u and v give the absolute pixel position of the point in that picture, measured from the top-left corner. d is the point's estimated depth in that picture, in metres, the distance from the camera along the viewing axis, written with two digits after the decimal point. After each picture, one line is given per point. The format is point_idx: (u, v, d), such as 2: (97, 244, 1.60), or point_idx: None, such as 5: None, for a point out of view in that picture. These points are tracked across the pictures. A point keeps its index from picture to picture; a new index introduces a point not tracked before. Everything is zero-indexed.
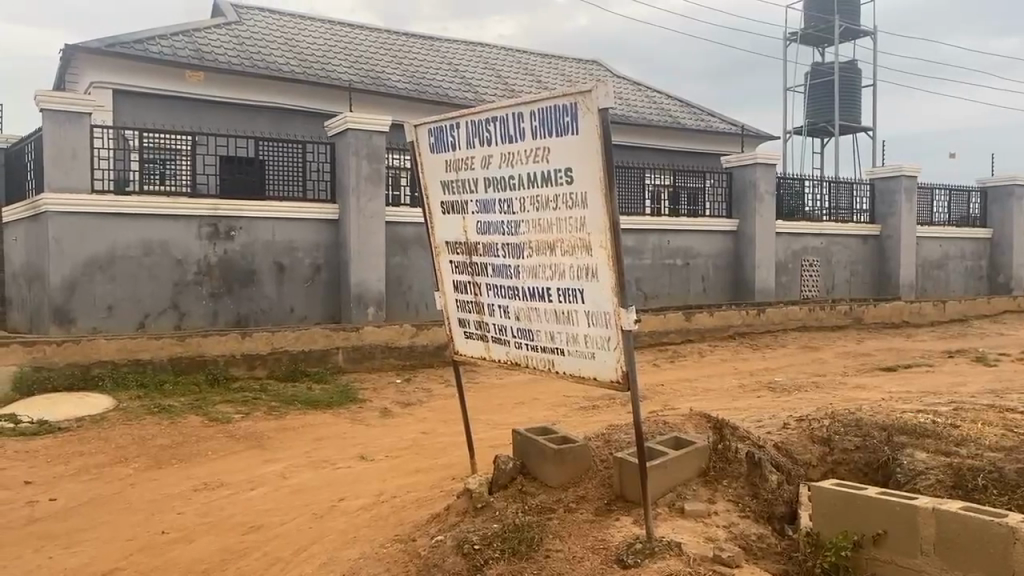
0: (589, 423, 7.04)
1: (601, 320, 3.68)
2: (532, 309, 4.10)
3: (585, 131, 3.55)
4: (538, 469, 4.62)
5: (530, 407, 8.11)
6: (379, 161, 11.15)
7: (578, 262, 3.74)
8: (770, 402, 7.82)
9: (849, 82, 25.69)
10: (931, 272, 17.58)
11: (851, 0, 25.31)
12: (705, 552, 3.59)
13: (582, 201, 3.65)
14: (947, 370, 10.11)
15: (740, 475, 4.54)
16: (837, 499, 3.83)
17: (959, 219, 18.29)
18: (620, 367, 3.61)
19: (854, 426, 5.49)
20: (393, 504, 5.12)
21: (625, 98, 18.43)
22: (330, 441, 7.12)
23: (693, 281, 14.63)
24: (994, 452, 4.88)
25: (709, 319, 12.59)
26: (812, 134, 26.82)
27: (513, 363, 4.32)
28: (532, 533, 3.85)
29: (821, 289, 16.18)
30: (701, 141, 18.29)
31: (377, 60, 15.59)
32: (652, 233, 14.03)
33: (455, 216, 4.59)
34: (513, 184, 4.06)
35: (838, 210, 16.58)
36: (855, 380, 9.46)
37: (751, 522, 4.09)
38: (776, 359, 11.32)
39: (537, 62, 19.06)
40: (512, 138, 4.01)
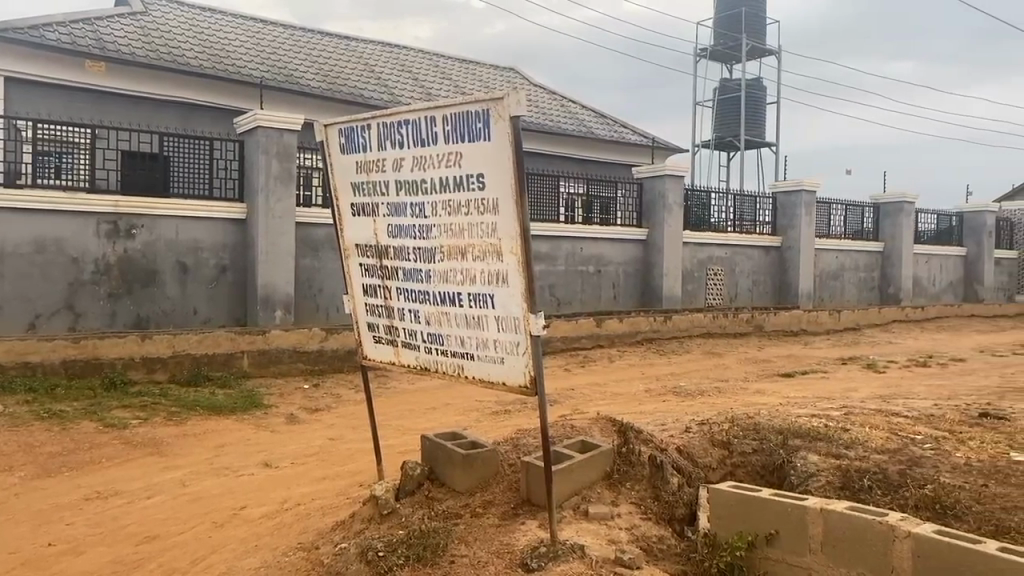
0: (500, 427, 7.06)
1: (511, 325, 3.70)
2: (443, 314, 4.09)
3: (497, 137, 3.58)
4: (446, 475, 4.60)
5: (442, 413, 8.08)
6: (290, 160, 10.92)
7: (489, 267, 3.75)
8: (675, 407, 8.04)
9: (754, 99, 26.66)
10: (827, 283, 18.42)
11: (757, 21, 26.34)
12: (608, 554, 3.66)
13: (493, 207, 3.67)
14: (840, 377, 10.61)
15: (643, 477, 4.63)
16: (734, 501, 3.98)
17: (853, 232, 19.25)
18: (528, 372, 3.64)
19: (753, 430, 5.70)
20: (297, 512, 5.00)
21: (539, 106, 18.64)
22: (233, 447, 6.91)
23: (605, 288, 14.89)
24: (880, 454, 5.16)
25: (619, 325, 12.83)
26: (719, 148, 27.75)
27: (423, 368, 4.29)
28: (436, 538, 3.85)
29: (725, 297, 16.72)
30: (614, 151, 18.67)
31: (290, 59, 15.25)
32: (565, 240, 14.21)
33: (366, 218, 4.54)
34: (425, 188, 4.04)
35: (742, 222, 17.20)
36: (755, 385, 9.82)
37: (653, 524, 4.18)
38: (681, 365, 11.62)
39: (454, 66, 19.07)
40: (425, 142, 3.99)
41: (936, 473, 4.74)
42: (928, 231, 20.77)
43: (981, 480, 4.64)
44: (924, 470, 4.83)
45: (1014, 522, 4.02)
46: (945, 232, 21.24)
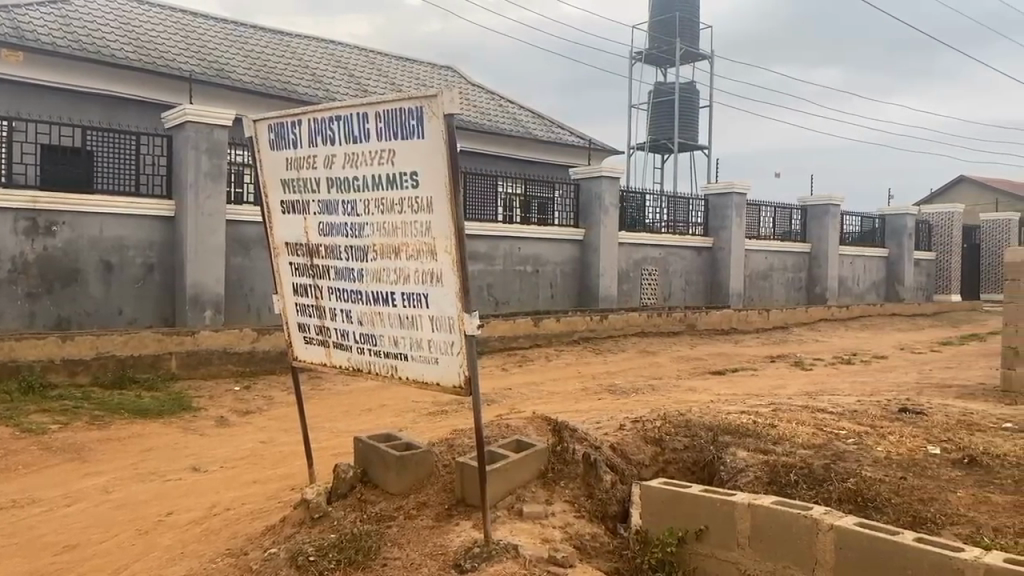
0: (436, 428, 7.01)
1: (445, 325, 3.67)
2: (375, 314, 4.03)
3: (430, 135, 3.55)
4: (379, 476, 4.55)
5: (377, 414, 7.99)
6: (221, 157, 10.65)
7: (423, 266, 3.72)
8: (610, 405, 8.13)
9: (688, 103, 27.17)
10: (757, 283, 18.90)
11: (691, 27, 26.85)
12: (541, 553, 3.67)
13: (427, 206, 3.63)
14: (769, 374, 10.90)
15: (578, 476, 4.66)
16: (665, 498, 4.03)
17: (781, 234, 19.80)
18: (463, 373, 3.62)
19: (684, 427, 5.80)
20: (225, 517, 4.87)
21: (477, 106, 18.60)
22: (160, 452, 6.69)
23: (542, 288, 14.95)
24: (805, 450, 5.30)
25: (556, 325, 12.90)
26: (653, 151, 28.19)
27: (355, 369, 4.23)
28: (369, 541, 3.81)
29: (659, 297, 16.99)
30: (551, 151, 18.75)
31: (221, 53, 14.86)
32: (503, 240, 14.22)
33: (296, 216, 4.45)
34: (357, 185, 3.98)
35: (676, 223, 17.51)
36: (688, 383, 10.01)
37: (586, 522, 4.21)
38: (616, 363, 11.75)
39: (390, 64, 18.88)
40: (357, 139, 3.93)
41: (859, 467, 4.90)
42: (852, 233, 21.51)
43: (900, 473, 4.81)
44: (847, 464, 4.98)
45: (931, 513, 4.18)
46: (868, 234, 22.01)
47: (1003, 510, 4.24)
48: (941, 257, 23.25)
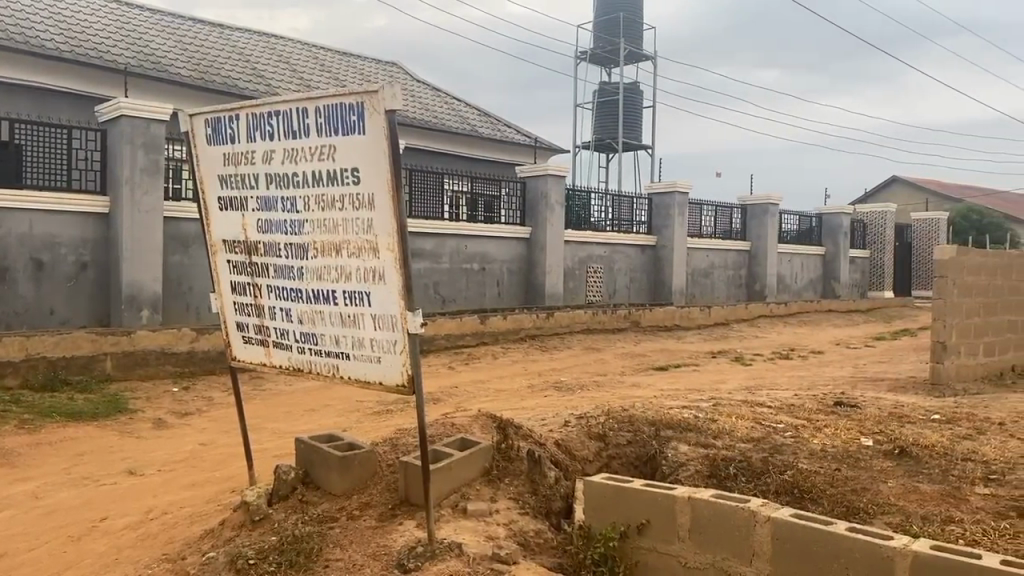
0: (381, 427, 6.95)
1: (388, 324, 3.64)
2: (316, 313, 3.98)
3: (371, 131, 3.51)
4: (321, 477, 4.49)
5: (320, 414, 7.88)
6: (158, 152, 10.38)
7: (364, 264, 3.68)
8: (555, 401, 8.17)
9: (631, 103, 27.48)
10: (699, 280, 19.23)
11: (634, 28, 27.16)
12: (484, 550, 3.67)
13: (369, 202, 3.60)
14: (711, 369, 11.09)
15: (522, 472, 4.67)
16: (608, 493, 4.08)
17: (722, 232, 20.18)
18: (406, 371, 3.59)
19: (627, 422, 5.87)
20: (162, 521, 4.75)
21: (422, 102, 18.49)
22: (94, 455, 6.49)
23: (489, 286, 14.94)
24: (744, 443, 5.42)
25: (503, 323, 12.91)
26: (598, 150, 28.41)
27: (295, 369, 4.16)
28: (311, 543, 3.76)
29: (605, 294, 17.13)
30: (497, 149, 18.75)
31: (158, 45, 14.46)
32: (449, 237, 14.16)
33: (234, 212, 4.35)
34: (296, 182, 3.92)
35: (620, 222, 17.70)
36: (632, 379, 10.13)
37: (529, 518, 4.22)
38: (562, 360, 11.82)
39: (334, 59, 18.63)
40: (296, 134, 3.87)
41: (796, 459, 5.02)
42: (790, 232, 22.04)
43: (835, 465, 4.95)
44: (784, 456, 5.11)
45: (863, 502, 4.31)
46: (805, 232, 22.57)
47: (931, 498, 4.40)
48: (874, 256, 23.97)
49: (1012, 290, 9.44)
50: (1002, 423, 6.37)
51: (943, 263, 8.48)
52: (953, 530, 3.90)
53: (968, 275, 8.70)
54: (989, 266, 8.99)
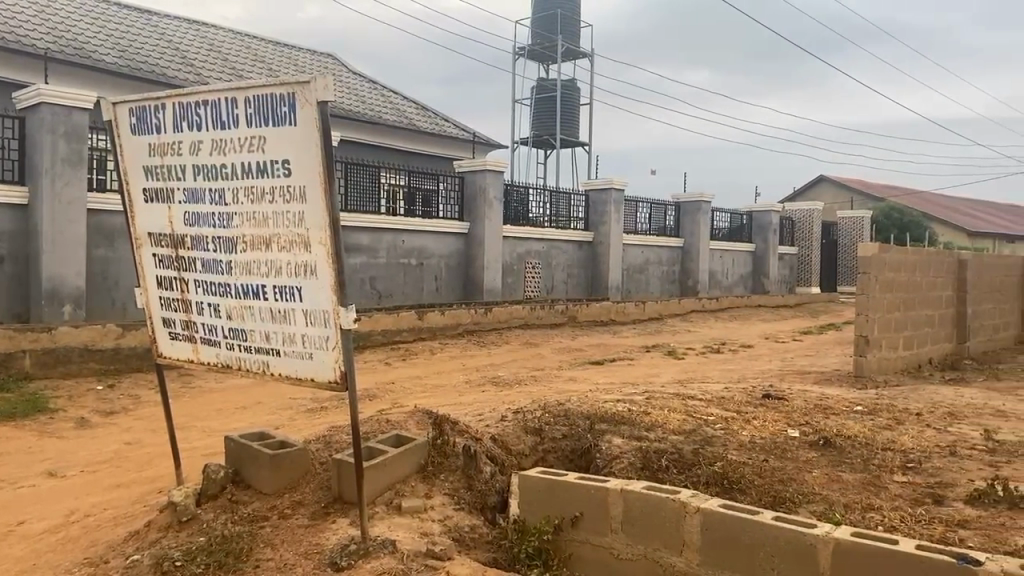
0: (314, 424, 6.85)
1: (319, 320, 3.58)
2: (245, 308, 3.89)
3: (302, 122, 3.45)
4: (252, 476, 4.40)
5: (252, 412, 7.72)
6: (81, 141, 9.98)
7: (295, 259, 3.61)
8: (493, 396, 8.19)
9: (568, 99, 27.67)
10: (634, 276, 19.50)
11: (572, 26, 27.36)
12: (419, 547, 3.65)
13: (300, 195, 3.53)
14: (645, 363, 11.27)
15: (456, 468, 4.66)
16: (542, 487, 4.11)
17: (657, 229, 20.51)
18: (338, 368, 3.55)
19: (563, 417, 5.92)
20: (84, 524, 4.58)
21: (358, 95, 18.25)
22: (12, 457, 6.22)
23: (426, 281, 14.85)
24: (676, 435, 5.52)
25: (441, 318, 12.88)
26: (536, 146, 28.51)
27: (224, 366, 4.07)
28: (240, 543, 3.68)
29: (543, 290, 17.23)
30: (435, 144, 18.64)
31: (81, 31, 13.91)
32: (386, 231, 14.02)
33: (159, 205, 4.22)
34: (225, 174, 3.82)
35: (557, 217, 17.80)
36: (569, 373, 10.23)
37: (464, 514, 4.21)
38: (499, 355, 11.84)
39: (267, 49, 18.23)
40: (224, 125, 3.78)
41: (726, 451, 5.14)
42: (721, 229, 22.53)
43: (762, 456, 5.09)
44: (714, 448, 5.22)
45: (789, 492, 4.42)
46: (736, 230, 23.09)
47: (852, 487, 4.56)
48: (801, 252, 24.71)
49: (930, 286, 9.85)
50: (919, 414, 6.65)
51: (866, 260, 8.78)
52: (872, 517, 4.04)
53: (890, 272, 9.03)
54: (909, 263, 9.35)
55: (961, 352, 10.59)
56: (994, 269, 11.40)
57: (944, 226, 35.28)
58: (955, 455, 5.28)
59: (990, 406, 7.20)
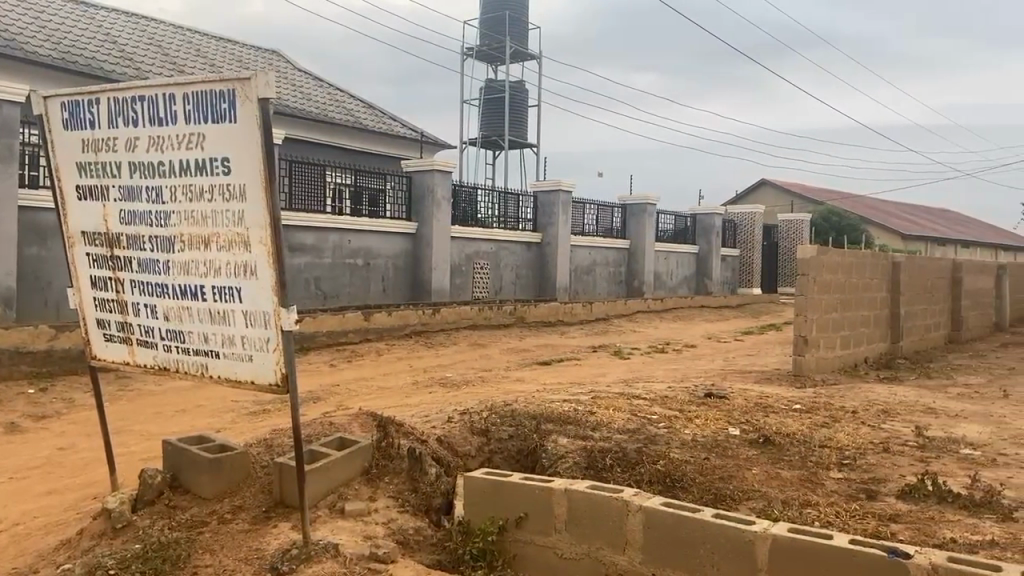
0: (257, 427, 6.73)
1: (260, 320, 3.52)
2: (183, 309, 3.80)
3: (242, 118, 3.39)
4: (190, 480, 4.31)
5: (193, 415, 7.54)
6: (12, 137, 9.63)
7: (235, 258, 3.54)
8: (440, 397, 8.16)
9: (516, 101, 27.75)
10: (581, 277, 19.64)
11: (520, 27, 27.43)
12: (361, 551, 3.61)
13: (240, 193, 3.46)
14: (592, 364, 11.36)
15: (402, 470, 4.64)
16: (485, 488, 4.11)
17: (604, 230, 20.69)
18: (279, 369, 3.49)
19: (509, 417, 5.93)
20: (13, 533, 4.41)
21: (304, 92, 18.00)
22: None
23: (373, 281, 14.70)
24: (621, 434, 5.58)
25: (388, 319, 12.78)
26: (484, 146, 28.50)
27: (161, 368, 3.96)
28: (177, 550, 3.59)
29: (491, 290, 17.22)
30: (381, 143, 18.47)
31: (12, 21, 13.42)
32: (331, 231, 13.85)
33: (93, 202, 4.09)
34: (162, 171, 3.73)
35: (506, 218, 17.82)
36: (516, 373, 10.26)
37: (409, 516, 4.18)
38: (447, 356, 11.80)
39: (210, 44, 17.84)
40: (162, 121, 3.68)
41: (668, 449, 5.22)
42: (666, 230, 22.85)
43: (704, 454, 5.17)
44: (657, 446, 5.29)
45: (730, 489, 4.50)
46: (681, 232, 23.44)
47: (790, 484, 4.66)
48: (743, 254, 25.22)
49: (866, 287, 10.15)
50: (855, 411, 6.85)
51: (805, 262, 9.00)
52: (809, 512, 4.14)
53: (827, 274, 9.26)
54: (846, 264, 9.62)
55: (895, 352, 10.94)
56: (925, 270, 11.80)
57: (879, 229, 36.41)
58: (888, 451, 5.45)
59: (921, 404, 7.45)
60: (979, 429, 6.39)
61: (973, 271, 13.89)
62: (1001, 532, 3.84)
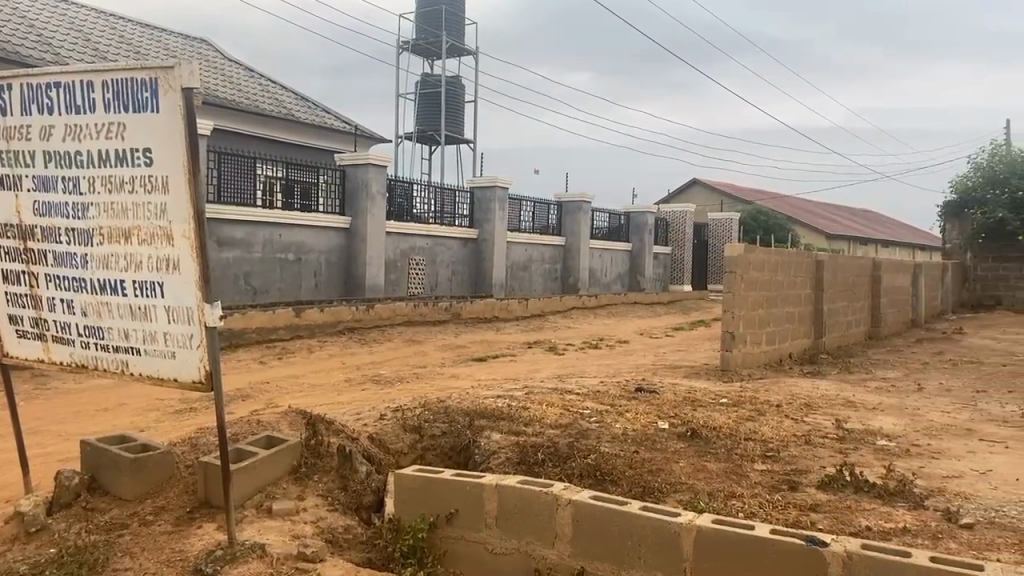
0: (182, 426, 6.54)
1: (183, 316, 3.42)
2: (103, 304, 3.67)
3: (166, 108, 3.30)
4: (109, 482, 4.17)
5: (115, 414, 7.28)
6: None
7: (156, 252, 3.44)
8: (373, 395, 8.08)
9: (453, 96, 27.65)
10: (517, 273, 19.70)
11: (456, 22, 27.29)
12: (290, 550, 3.56)
13: (162, 185, 3.36)
14: (527, 360, 11.40)
15: (331, 469, 4.58)
16: (416, 486, 4.09)
17: (540, 227, 20.80)
18: (203, 366, 3.40)
19: (442, 414, 5.91)
20: None
21: (234, 82, 17.56)
22: None
23: (305, 277, 14.45)
24: (553, 429, 5.63)
25: (320, 315, 12.59)
26: (419, 141, 28.29)
27: (79, 365, 3.82)
28: (95, 553, 3.48)
29: (427, 286, 17.13)
30: (314, 137, 18.16)
31: None
32: (261, 225, 13.57)
33: (5, 192, 3.91)
34: (79, 161, 3.59)
35: (442, 214, 17.74)
36: (451, 370, 10.22)
37: (338, 514, 4.14)
38: (381, 353, 11.69)
39: (134, 30, 17.24)
40: (80, 109, 3.54)
41: (599, 443, 5.28)
42: (601, 228, 23.11)
43: (634, 448, 5.26)
44: (589, 441, 5.35)
45: (658, 482, 4.57)
46: (615, 230, 23.74)
47: (717, 476, 4.77)
48: (675, 252, 25.70)
49: (792, 285, 10.47)
50: (780, 405, 7.05)
51: (733, 260, 9.22)
52: (734, 504, 4.25)
53: (754, 271, 9.50)
54: (773, 263, 9.90)
55: (818, 347, 11.32)
56: (847, 269, 12.24)
57: (805, 229, 37.54)
58: (810, 444, 5.63)
59: (841, 398, 7.72)
60: (894, 421, 6.66)
61: (892, 270, 14.45)
62: (912, 520, 4.01)
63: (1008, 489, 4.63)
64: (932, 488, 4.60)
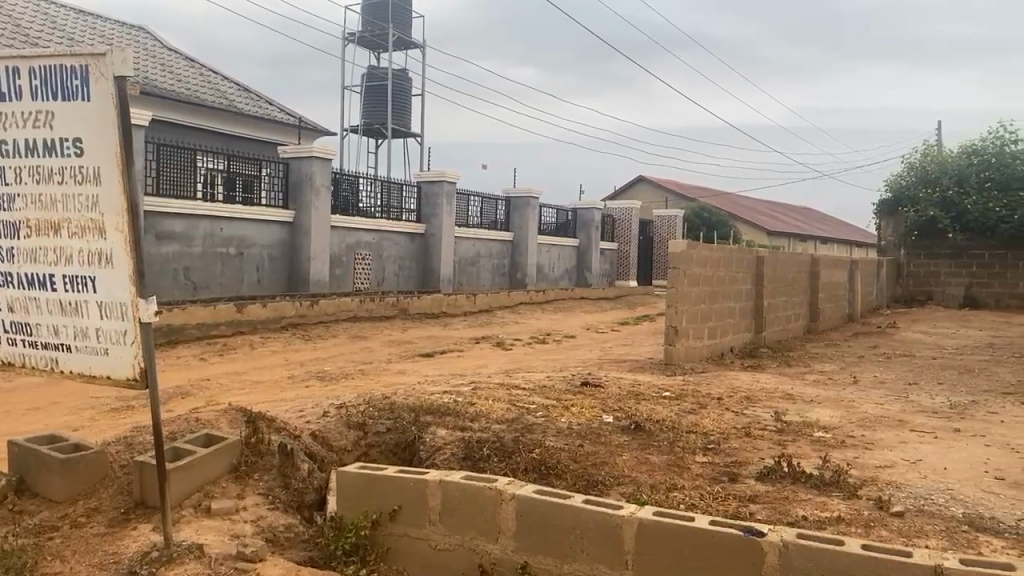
0: (117, 425, 6.35)
1: (116, 312, 3.32)
2: (30, 300, 3.53)
3: (97, 96, 3.19)
4: (38, 483, 4.02)
5: (46, 413, 7.04)
6: None
7: (88, 246, 3.33)
8: (317, 392, 7.98)
9: (399, 88, 27.35)
10: (465, 269, 19.65)
11: (403, 14, 27.01)
12: (228, 551, 3.49)
13: (94, 176, 3.25)
14: (474, 355, 11.39)
15: (272, 467, 4.50)
16: (359, 483, 4.06)
17: (488, 222, 20.80)
18: (137, 363, 3.31)
19: (387, 410, 5.87)
20: None
21: (173, 72, 17.12)
22: None
23: (246, 272, 14.17)
24: (499, 425, 5.63)
25: (263, 311, 12.36)
26: (365, 134, 27.95)
27: (5, 362, 3.67)
28: (23, 557, 3.36)
29: (373, 282, 16.95)
30: (257, 128, 17.81)
31: None
32: (202, 218, 13.26)
33: None
34: (4, 150, 3.45)
35: (389, 209, 17.58)
36: (397, 366, 10.16)
37: (279, 513, 4.07)
38: (326, 349, 11.55)
39: (68, 17, 16.66)
40: (3, 96, 3.40)
41: (544, 438, 5.30)
42: (548, 224, 23.22)
43: (578, 442, 5.29)
44: (534, 435, 5.37)
45: (602, 475, 4.62)
46: (562, 226, 23.85)
47: (659, 469, 4.84)
48: (621, 248, 25.97)
49: (733, 281, 10.68)
50: (721, 398, 7.19)
51: (677, 256, 9.35)
52: (675, 496, 4.31)
53: (697, 268, 9.65)
54: (716, 259, 10.08)
55: (759, 342, 11.57)
56: (788, 266, 12.53)
57: (747, 226, 38.30)
58: (750, 436, 5.75)
59: (781, 391, 7.90)
60: (831, 414, 6.85)
61: (829, 266, 14.83)
62: (846, 509, 4.13)
63: (937, 477, 4.79)
64: (865, 477, 4.74)
